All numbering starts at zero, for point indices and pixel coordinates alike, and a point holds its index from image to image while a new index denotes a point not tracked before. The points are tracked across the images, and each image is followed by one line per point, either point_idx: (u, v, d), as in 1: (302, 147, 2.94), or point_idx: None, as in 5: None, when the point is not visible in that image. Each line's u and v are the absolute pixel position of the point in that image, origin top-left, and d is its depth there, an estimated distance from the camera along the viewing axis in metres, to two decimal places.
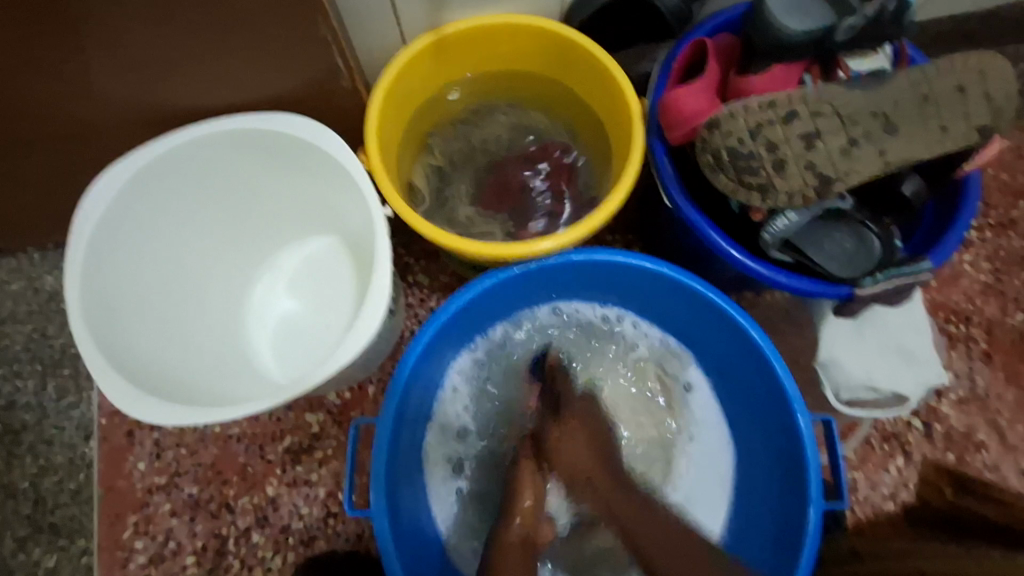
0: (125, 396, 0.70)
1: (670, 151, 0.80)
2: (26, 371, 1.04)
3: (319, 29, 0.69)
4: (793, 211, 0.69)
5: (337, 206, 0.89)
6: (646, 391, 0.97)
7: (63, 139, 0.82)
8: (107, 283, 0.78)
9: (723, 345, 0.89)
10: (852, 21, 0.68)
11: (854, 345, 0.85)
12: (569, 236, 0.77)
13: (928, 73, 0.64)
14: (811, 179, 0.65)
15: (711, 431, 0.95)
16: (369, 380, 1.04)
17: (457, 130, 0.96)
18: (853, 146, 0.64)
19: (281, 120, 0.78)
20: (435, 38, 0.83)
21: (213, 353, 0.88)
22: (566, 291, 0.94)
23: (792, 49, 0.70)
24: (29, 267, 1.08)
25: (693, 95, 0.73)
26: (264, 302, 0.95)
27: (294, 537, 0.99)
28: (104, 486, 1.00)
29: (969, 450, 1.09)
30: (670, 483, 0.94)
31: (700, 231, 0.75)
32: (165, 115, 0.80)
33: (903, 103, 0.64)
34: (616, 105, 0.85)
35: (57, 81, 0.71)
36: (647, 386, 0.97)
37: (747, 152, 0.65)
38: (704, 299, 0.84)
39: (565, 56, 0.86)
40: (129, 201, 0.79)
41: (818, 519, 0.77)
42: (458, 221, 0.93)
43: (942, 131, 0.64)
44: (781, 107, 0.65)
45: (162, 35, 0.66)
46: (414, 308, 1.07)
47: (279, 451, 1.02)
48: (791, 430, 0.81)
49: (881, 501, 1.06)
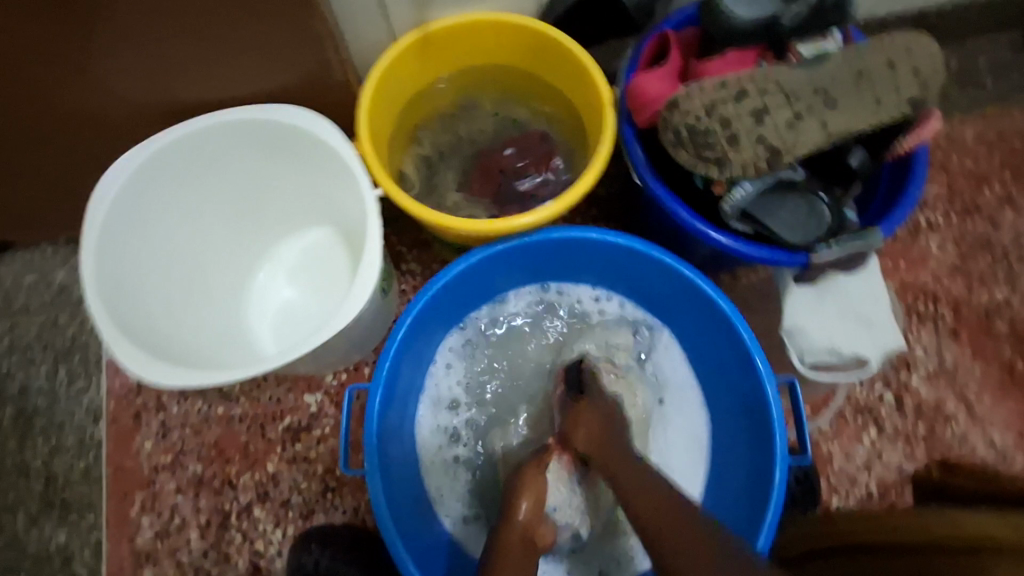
0: (135, 360, 0.76)
1: (639, 135, 0.87)
2: (38, 357, 1.10)
3: (313, 25, 0.76)
4: (749, 181, 0.76)
5: (333, 195, 0.96)
6: None
7: (76, 131, 0.88)
8: (120, 261, 0.84)
9: (694, 318, 0.95)
10: (796, 7, 0.75)
11: (817, 313, 0.90)
12: (547, 212, 0.84)
13: (862, 52, 0.72)
14: (762, 151, 0.72)
15: (685, 402, 1.00)
16: (364, 361, 1.09)
17: (446, 123, 1.03)
18: (798, 119, 0.71)
19: (282, 111, 0.85)
20: (422, 34, 0.90)
21: (216, 332, 0.94)
22: (549, 272, 1.00)
23: (743, 34, 0.77)
24: (42, 261, 1.14)
25: (654, 80, 0.80)
26: (265, 288, 1.01)
27: (294, 511, 1.04)
28: (112, 465, 1.05)
29: (939, 422, 1.13)
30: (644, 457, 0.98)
31: (665, 205, 0.81)
32: (172, 108, 0.87)
33: (841, 79, 0.71)
34: (590, 95, 0.91)
35: (76, 77, 0.78)
36: None
37: (703, 128, 0.72)
38: (674, 272, 0.90)
39: (542, 50, 0.93)
40: (141, 186, 0.86)
41: (784, 476, 0.81)
42: (446, 205, 0.99)
43: (877, 102, 0.71)
44: (732, 86, 0.72)
45: (170, 32, 0.73)
46: (407, 293, 1.13)
47: (279, 430, 1.07)
48: (757, 393, 0.87)
49: (856, 471, 1.11)
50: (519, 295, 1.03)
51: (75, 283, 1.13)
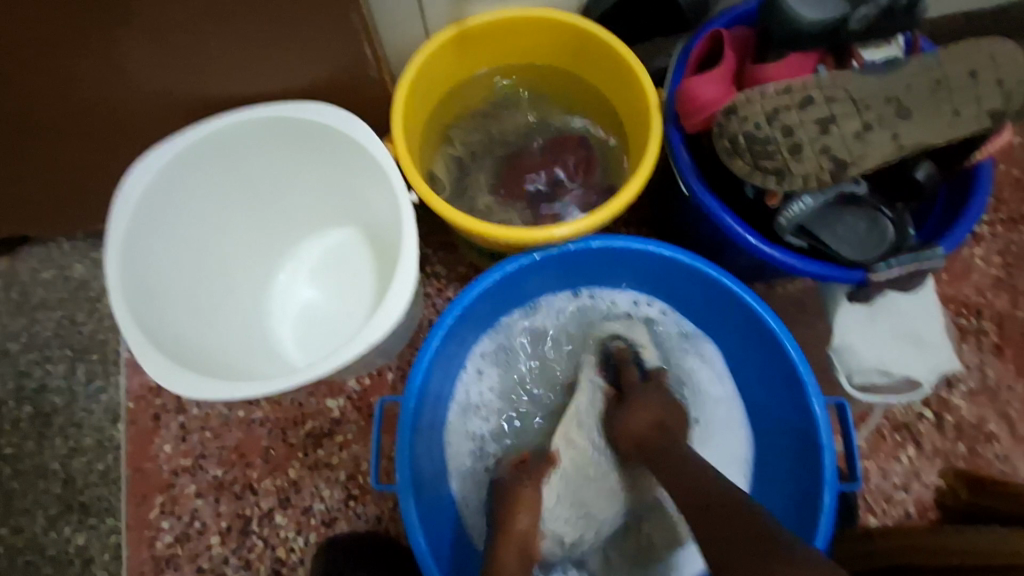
0: (164, 371, 0.72)
1: (686, 140, 0.82)
2: (56, 355, 1.07)
3: (351, 19, 0.72)
4: (809, 195, 0.72)
5: (362, 194, 0.92)
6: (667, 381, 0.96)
7: (99, 125, 0.85)
8: (143, 265, 0.81)
9: (737, 333, 0.91)
10: (865, 11, 0.69)
11: (867, 331, 0.87)
12: (590, 221, 0.79)
13: (940, 59, 0.66)
14: (827, 162, 0.67)
15: (727, 418, 0.96)
16: (388, 367, 1.07)
17: (477, 122, 0.98)
18: (867, 130, 0.66)
19: (313, 109, 0.81)
20: (459, 30, 0.86)
21: (240, 338, 0.91)
22: (583, 281, 0.96)
23: (807, 38, 0.72)
24: (60, 256, 1.11)
25: (708, 84, 0.75)
26: (287, 291, 0.98)
27: (316, 518, 1.01)
28: (132, 467, 1.03)
29: (981, 441, 1.09)
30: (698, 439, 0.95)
31: (716, 216, 0.77)
32: (199, 104, 0.84)
33: (917, 87, 0.66)
34: (633, 96, 0.87)
35: (104, 71, 0.74)
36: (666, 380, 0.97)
37: (763, 136, 0.67)
38: (719, 286, 0.85)
39: (585, 49, 0.89)
40: (166, 185, 0.82)
41: (834, 500, 0.77)
42: (478, 208, 0.95)
43: (954, 115, 0.65)
44: (797, 92, 0.67)
45: (203, 27, 0.70)
46: (432, 297, 1.10)
47: (301, 435, 1.04)
48: (806, 414, 0.83)
49: (892, 490, 1.07)
50: (550, 305, 0.99)
51: (92, 280, 1.10)
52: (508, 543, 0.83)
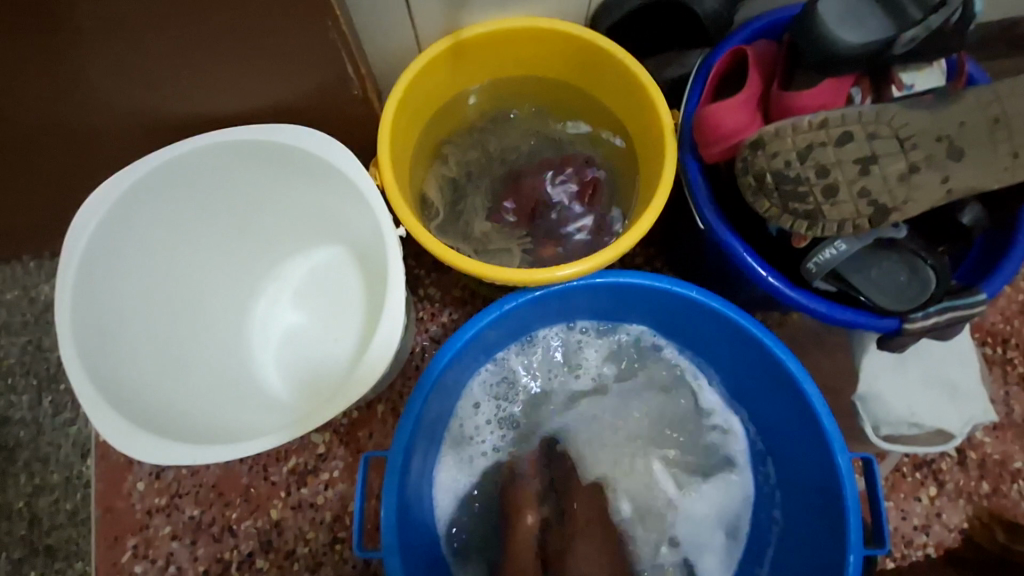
0: (118, 430, 0.67)
1: (703, 168, 0.74)
2: (20, 385, 1.00)
3: (329, 32, 0.64)
4: (842, 240, 0.65)
5: (345, 217, 0.84)
6: (692, 433, 0.91)
7: (52, 144, 0.77)
8: (102, 305, 0.75)
9: (754, 377, 0.83)
10: (913, 33, 0.61)
11: (897, 379, 0.83)
12: (595, 260, 0.71)
13: (1000, 93, 0.59)
14: (865, 206, 0.60)
15: (741, 475, 0.89)
16: (378, 399, 0.99)
17: (474, 140, 0.90)
18: (912, 171, 0.59)
19: (292, 132, 0.74)
20: (453, 42, 0.77)
21: (214, 374, 0.84)
22: (587, 314, 0.89)
23: (845, 62, 0.63)
24: (25, 276, 1.03)
25: (731, 109, 0.67)
26: (268, 317, 0.90)
27: (299, 563, 0.95)
28: (102, 506, 0.96)
29: (1006, 481, 0.98)
30: (724, 503, 0.89)
31: (736, 257, 0.70)
32: (164, 123, 0.76)
33: (970, 125, 0.58)
34: (646, 117, 0.78)
35: (54, 90, 0.67)
36: (688, 434, 0.91)
37: (794, 176, 0.60)
38: (737, 327, 0.78)
39: (592, 63, 0.81)
40: (125, 216, 0.76)
41: (858, 563, 0.70)
42: (473, 236, 0.86)
43: (1012, 158, 0.58)
44: (834, 127, 0.59)
45: (161, 43, 0.62)
46: (425, 323, 1.02)
47: (283, 472, 0.97)
48: (826, 467, 0.75)
49: (912, 532, 0.96)
50: (550, 337, 0.91)
51: None
52: None
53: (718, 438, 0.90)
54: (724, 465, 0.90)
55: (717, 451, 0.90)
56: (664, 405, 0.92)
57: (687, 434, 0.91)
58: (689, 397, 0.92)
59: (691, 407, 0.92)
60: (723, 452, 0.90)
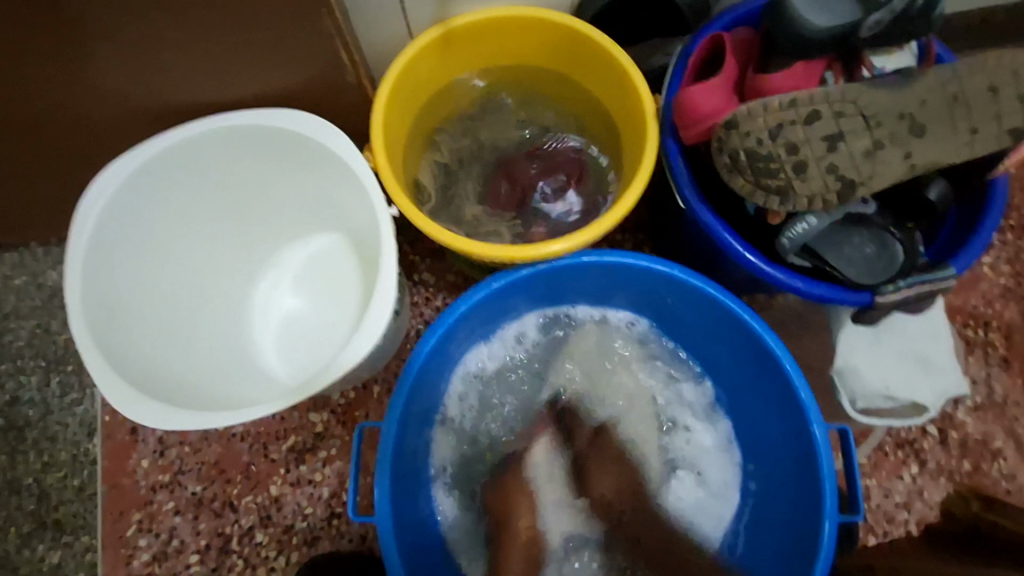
0: (123, 397, 0.70)
1: (684, 151, 0.77)
2: (29, 366, 1.04)
3: (321, 20, 0.67)
4: (814, 215, 0.68)
5: (341, 202, 0.88)
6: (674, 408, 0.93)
7: (60, 132, 0.80)
8: (108, 284, 0.78)
9: (734, 354, 0.86)
10: (878, 17, 0.64)
11: (871, 353, 0.88)
12: (580, 238, 0.74)
13: (959, 73, 0.62)
14: (833, 182, 0.63)
15: (721, 446, 0.92)
16: (374, 380, 1.02)
17: (465, 127, 0.93)
18: (877, 148, 0.62)
19: (289, 118, 0.77)
20: (444, 30, 0.80)
21: (214, 353, 0.87)
22: (573, 294, 0.92)
23: (814, 46, 0.66)
24: (33, 262, 1.07)
25: (708, 93, 0.71)
26: (267, 301, 0.93)
27: (298, 537, 0.98)
28: (108, 483, 1.00)
29: (987, 459, 0.96)
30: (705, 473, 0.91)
31: (714, 233, 0.72)
32: (166, 110, 0.79)
33: (930, 103, 0.62)
34: (629, 103, 0.82)
35: (61, 78, 0.70)
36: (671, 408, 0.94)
37: (765, 153, 0.63)
38: (718, 305, 0.80)
39: (578, 51, 0.84)
40: (129, 201, 0.79)
41: (833, 531, 0.73)
42: (465, 219, 0.90)
43: (971, 133, 0.61)
44: (803, 106, 0.63)
45: (162, 30, 0.65)
46: (420, 306, 1.05)
47: (283, 450, 1.01)
48: (803, 438, 0.78)
49: (894, 510, 0.95)
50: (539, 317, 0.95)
51: None
52: (510, 541, 0.86)
53: (696, 411, 0.93)
54: (706, 438, 0.92)
55: (698, 423, 0.93)
56: (642, 384, 0.94)
57: (670, 408, 0.93)
58: (668, 371, 0.94)
59: (670, 382, 0.94)
60: (704, 424, 0.93)
